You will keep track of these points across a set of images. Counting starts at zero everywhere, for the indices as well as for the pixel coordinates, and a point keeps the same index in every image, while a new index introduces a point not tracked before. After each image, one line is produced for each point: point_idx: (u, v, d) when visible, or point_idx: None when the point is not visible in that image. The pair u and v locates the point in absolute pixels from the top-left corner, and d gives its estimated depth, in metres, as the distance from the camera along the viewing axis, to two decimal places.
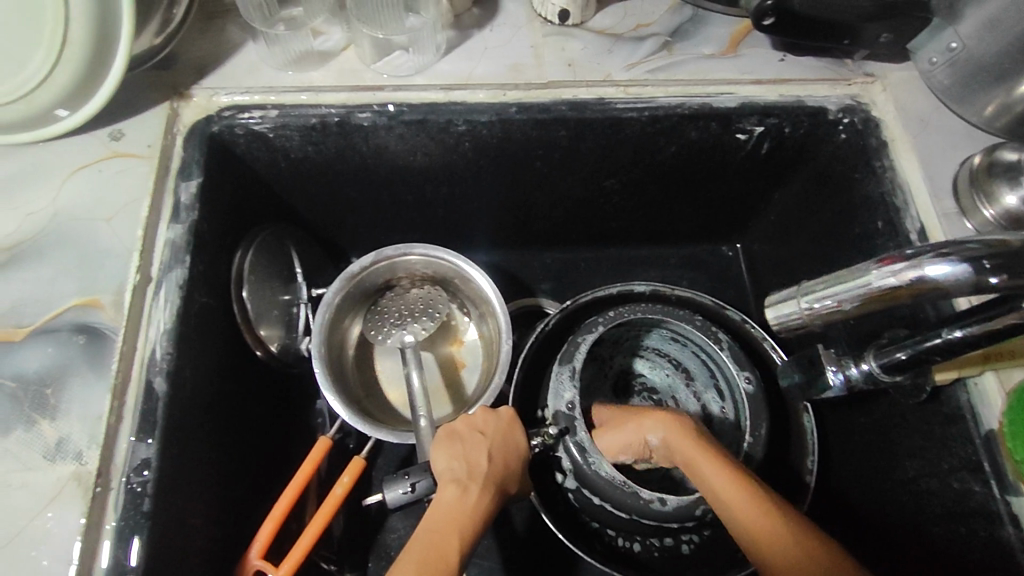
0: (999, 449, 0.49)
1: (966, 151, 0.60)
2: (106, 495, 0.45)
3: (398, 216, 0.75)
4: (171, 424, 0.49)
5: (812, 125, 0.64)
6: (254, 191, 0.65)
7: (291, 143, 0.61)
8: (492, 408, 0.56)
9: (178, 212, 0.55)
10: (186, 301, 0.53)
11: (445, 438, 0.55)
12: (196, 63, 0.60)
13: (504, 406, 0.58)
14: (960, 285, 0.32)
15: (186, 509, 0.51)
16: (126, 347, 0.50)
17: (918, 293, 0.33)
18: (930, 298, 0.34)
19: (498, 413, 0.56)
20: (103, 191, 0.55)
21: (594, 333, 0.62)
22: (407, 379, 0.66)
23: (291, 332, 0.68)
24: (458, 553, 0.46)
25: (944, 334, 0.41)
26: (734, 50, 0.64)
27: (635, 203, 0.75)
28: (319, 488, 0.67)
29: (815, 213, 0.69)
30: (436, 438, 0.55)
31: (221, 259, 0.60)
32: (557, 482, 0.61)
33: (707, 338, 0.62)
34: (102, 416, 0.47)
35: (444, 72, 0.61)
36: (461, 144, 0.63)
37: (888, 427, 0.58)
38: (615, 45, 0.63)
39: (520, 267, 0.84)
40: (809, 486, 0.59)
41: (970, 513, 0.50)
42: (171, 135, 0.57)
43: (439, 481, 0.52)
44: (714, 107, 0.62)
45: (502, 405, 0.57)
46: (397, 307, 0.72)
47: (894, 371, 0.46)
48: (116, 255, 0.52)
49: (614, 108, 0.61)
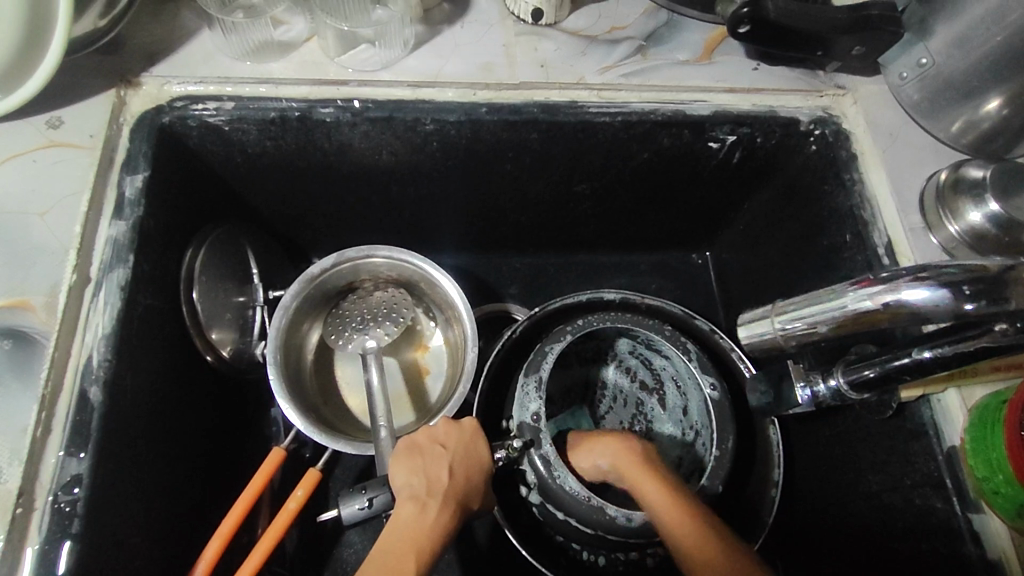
0: (959, 465, 0.49)
1: (933, 167, 0.61)
2: (30, 517, 0.42)
3: (363, 217, 0.72)
4: (108, 438, 0.46)
5: (783, 136, 0.63)
6: (207, 187, 0.61)
7: (247, 136, 0.58)
8: (454, 419, 0.54)
9: (122, 208, 0.51)
10: (128, 304, 0.49)
11: (405, 452, 0.52)
12: (146, 49, 0.57)
13: (467, 417, 0.55)
14: (939, 310, 0.32)
15: (124, 528, 0.47)
16: (58, 354, 0.46)
17: (896, 316, 0.33)
18: (910, 321, 0.33)
19: (460, 424, 0.54)
20: (36, 183, 0.51)
21: (561, 343, 0.60)
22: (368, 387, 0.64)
23: (245, 336, 0.65)
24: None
25: (915, 354, 0.40)
26: (708, 57, 0.63)
27: (606, 209, 0.73)
28: (272, 501, 0.64)
29: (783, 224, 0.69)
30: (396, 450, 0.53)
31: (170, 258, 0.57)
32: (523, 495, 0.59)
33: (679, 349, 0.60)
34: (28, 429, 0.44)
35: (411, 68, 0.59)
36: (428, 145, 0.61)
37: (852, 442, 0.58)
38: (589, 48, 0.62)
39: (488, 271, 0.82)
40: (774, 499, 0.58)
41: (931, 530, 0.50)
42: (116, 125, 0.54)
43: (398, 497, 0.50)
44: (686, 114, 0.61)
45: (466, 416, 0.55)
46: (360, 311, 0.69)
47: (862, 388, 0.45)
48: (50, 253, 0.49)
49: (587, 112, 0.60)
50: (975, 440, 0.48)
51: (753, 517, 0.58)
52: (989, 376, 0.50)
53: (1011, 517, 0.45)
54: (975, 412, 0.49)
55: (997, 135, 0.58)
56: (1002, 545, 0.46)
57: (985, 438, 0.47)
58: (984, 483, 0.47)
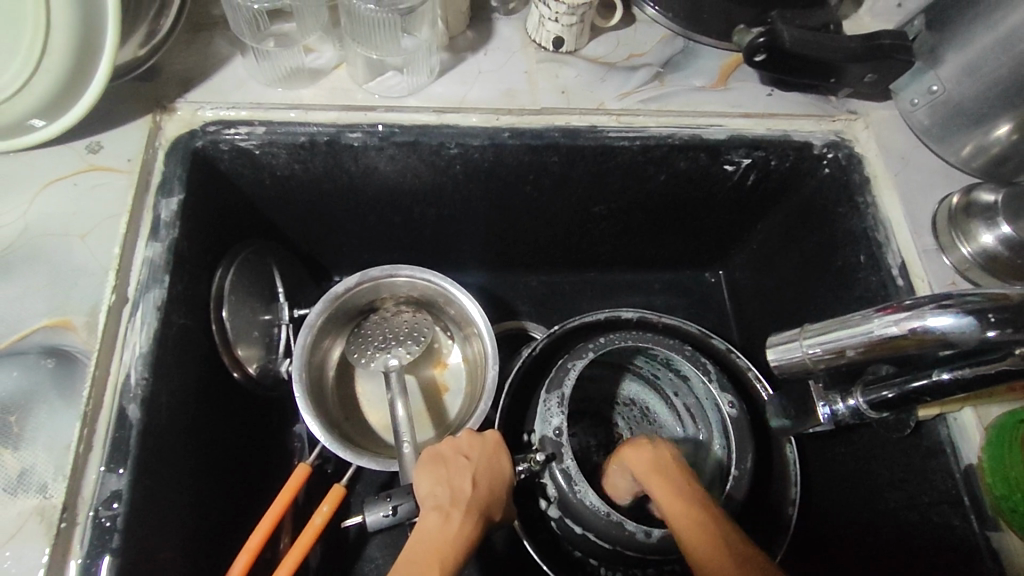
0: (976, 483, 0.50)
1: (944, 190, 0.62)
2: (72, 531, 0.43)
3: (385, 237, 0.73)
4: (145, 453, 0.47)
5: (797, 159, 0.65)
6: (237, 208, 0.63)
7: (277, 160, 0.59)
8: (477, 431, 0.55)
9: (158, 230, 0.53)
10: (164, 323, 0.51)
11: (428, 462, 0.53)
12: (181, 76, 0.59)
13: (490, 430, 0.56)
14: (964, 336, 0.32)
15: (158, 543, 0.48)
16: (98, 373, 0.47)
17: (921, 342, 0.34)
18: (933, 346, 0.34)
19: (483, 437, 0.55)
20: (76, 207, 0.52)
21: (583, 359, 0.61)
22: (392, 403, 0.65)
23: (271, 353, 0.66)
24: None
25: (933, 375, 0.41)
26: (723, 83, 0.65)
27: (622, 229, 0.75)
28: (296, 515, 0.65)
29: (797, 244, 0.70)
30: (420, 459, 0.54)
31: (201, 279, 0.58)
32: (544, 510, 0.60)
33: (701, 370, 0.61)
34: (71, 445, 0.45)
35: (437, 95, 0.61)
36: (452, 168, 0.63)
37: (869, 459, 0.59)
38: (608, 74, 0.64)
39: (505, 289, 0.83)
40: (793, 517, 0.59)
41: (949, 547, 0.51)
42: (152, 149, 0.55)
43: (422, 506, 0.51)
44: (703, 139, 0.63)
45: (489, 429, 0.56)
46: (382, 331, 0.71)
47: (882, 408, 0.46)
48: (90, 274, 0.50)
49: (606, 136, 0.61)
50: (993, 459, 0.49)
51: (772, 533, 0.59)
52: (1003, 397, 0.51)
53: None
54: (992, 431, 0.50)
55: (1006, 160, 0.60)
56: (1019, 562, 0.47)
57: (1002, 457, 0.48)
58: (1002, 501, 0.48)
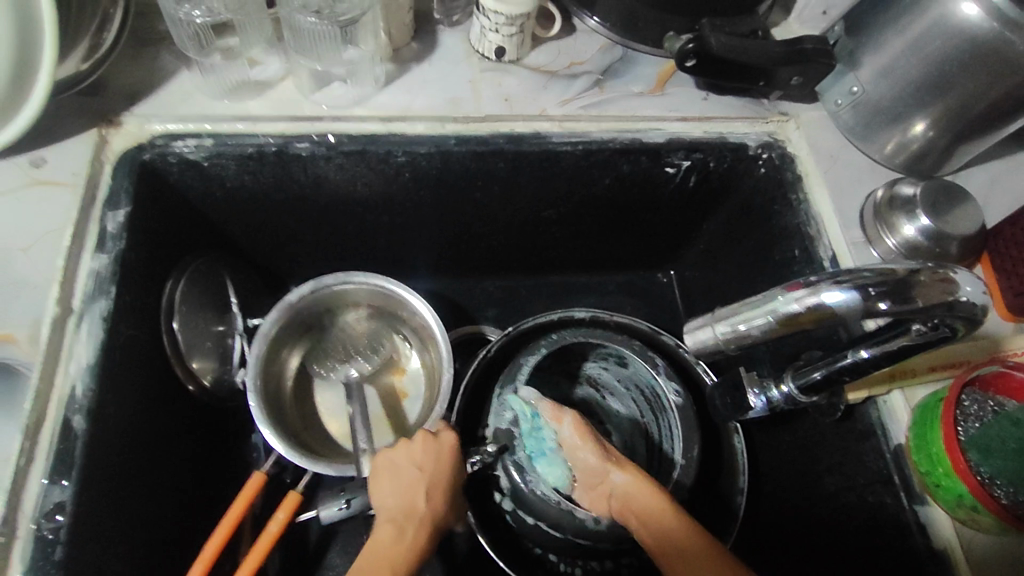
0: (905, 461, 0.53)
1: (871, 185, 0.66)
2: (12, 545, 0.43)
3: (338, 245, 0.74)
4: (91, 466, 0.47)
5: (734, 160, 0.68)
6: (188, 222, 0.64)
7: (225, 171, 0.60)
8: (432, 436, 0.54)
9: (103, 243, 0.53)
10: (110, 335, 0.51)
11: (387, 469, 0.54)
12: (128, 90, 0.59)
13: (446, 431, 0.55)
14: (852, 311, 0.35)
15: (104, 556, 0.48)
16: (41, 385, 0.47)
17: (816, 318, 0.36)
18: (831, 322, 0.36)
19: (440, 441, 0.54)
20: (20, 222, 0.52)
21: (536, 355, 0.63)
22: (353, 417, 0.67)
23: (225, 364, 0.66)
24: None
25: (852, 354, 0.43)
26: (661, 89, 0.68)
27: (572, 233, 0.77)
28: (254, 525, 0.65)
29: (739, 241, 0.73)
30: (376, 465, 0.54)
31: (149, 291, 0.58)
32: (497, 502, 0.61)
33: (649, 367, 0.63)
34: (12, 458, 0.45)
35: (383, 104, 0.62)
36: (401, 175, 0.64)
37: (809, 445, 0.62)
38: (550, 82, 0.66)
39: (462, 294, 0.84)
40: (741, 505, 0.61)
41: (884, 524, 0.54)
42: (98, 163, 0.56)
43: (379, 514, 0.52)
44: (643, 142, 0.65)
45: (445, 430, 0.55)
46: (341, 344, 0.74)
47: (811, 392, 0.48)
48: (33, 287, 0.50)
49: (550, 141, 0.64)
50: (917, 438, 0.51)
51: (724, 509, 0.61)
52: (929, 376, 0.54)
53: (952, 508, 0.49)
54: (916, 411, 0.53)
55: (925, 155, 0.63)
56: (947, 534, 0.50)
57: (926, 435, 0.51)
58: (928, 476, 0.50)
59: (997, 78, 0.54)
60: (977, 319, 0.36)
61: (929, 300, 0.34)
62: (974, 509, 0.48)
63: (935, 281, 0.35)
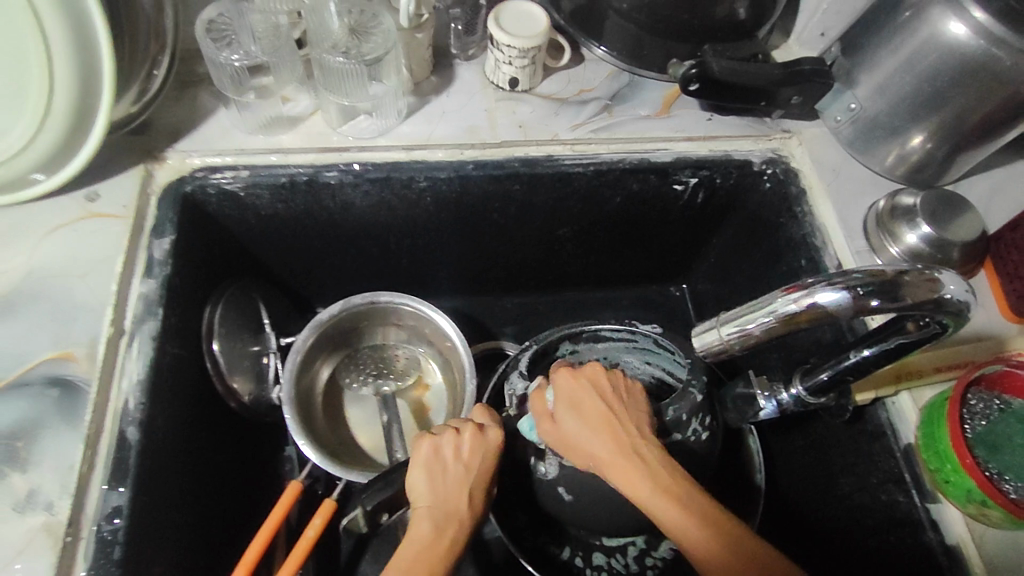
0: (916, 459, 0.54)
1: (873, 197, 0.68)
2: (76, 545, 0.47)
3: (364, 267, 0.78)
4: (144, 473, 0.51)
5: (739, 176, 0.71)
6: (227, 248, 0.68)
7: (260, 200, 0.65)
8: (480, 431, 0.54)
9: (152, 268, 0.57)
10: (159, 352, 0.55)
11: (428, 459, 0.52)
12: (171, 129, 0.64)
13: (494, 428, 0.55)
14: (843, 309, 0.38)
15: (155, 558, 0.51)
16: (98, 399, 0.51)
17: (810, 318, 0.39)
18: (822, 321, 0.39)
19: (486, 438, 0.54)
20: (77, 251, 0.57)
21: (531, 348, 0.66)
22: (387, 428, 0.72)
23: (261, 382, 0.70)
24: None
25: (855, 354, 0.46)
26: (666, 111, 0.72)
27: (586, 250, 0.80)
28: (290, 535, 0.68)
29: (748, 253, 0.76)
30: (419, 452, 0.53)
31: (191, 313, 0.62)
32: (539, 476, 0.58)
33: (625, 328, 0.65)
34: (75, 465, 0.49)
35: (405, 134, 0.67)
36: (423, 200, 0.68)
37: (822, 448, 0.64)
38: (561, 108, 0.70)
39: (481, 312, 0.88)
40: (760, 504, 0.61)
41: (898, 523, 0.55)
42: (145, 195, 0.61)
43: (416, 504, 0.51)
44: (651, 162, 0.69)
45: (492, 428, 0.55)
46: (372, 359, 0.78)
47: (820, 392, 0.51)
48: (90, 309, 0.55)
49: (562, 164, 0.68)
50: (926, 436, 0.53)
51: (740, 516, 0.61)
52: (936, 377, 0.56)
53: (964, 504, 0.51)
54: (924, 411, 0.54)
55: (924, 166, 0.66)
56: (958, 531, 0.52)
57: (933, 433, 0.52)
58: (937, 474, 0.52)
59: (987, 91, 0.57)
60: (960, 315, 0.40)
61: (915, 298, 0.38)
62: (984, 503, 0.49)
63: (920, 281, 0.38)
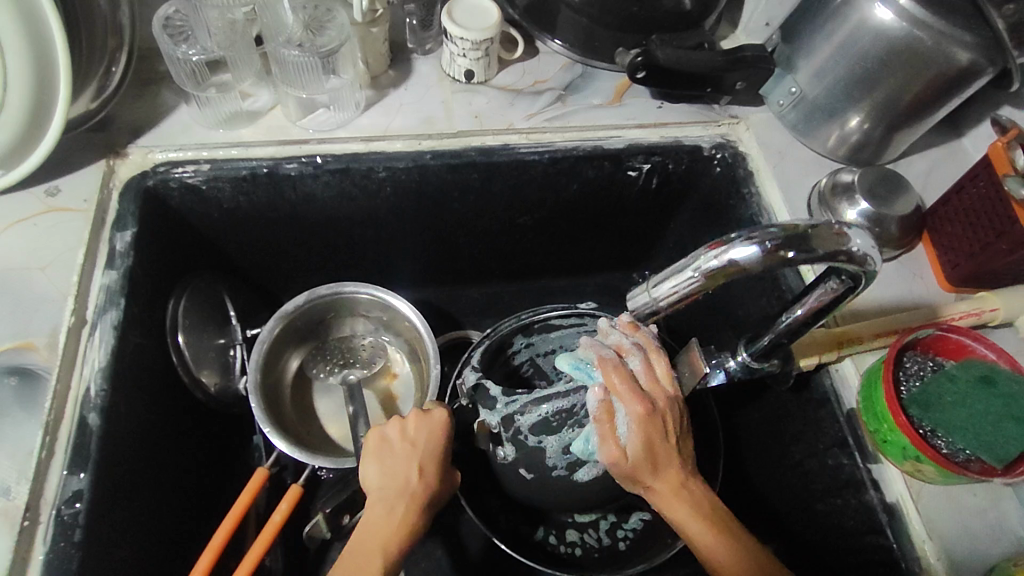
0: (857, 422, 0.57)
1: (816, 177, 0.71)
2: (36, 528, 0.48)
3: (330, 260, 0.79)
4: (105, 458, 0.52)
5: (691, 161, 0.74)
6: (191, 241, 0.69)
7: (223, 193, 0.66)
8: (424, 413, 0.57)
9: (113, 259, 0.58)
10: (120, 341, 0.56)
11: (376, 446, 0.56)
12: (132, 125, 0.65)
13: (438, 407, 0.58)
14: (758, 264, 0.41)
15: (117, 542, 0.52)
16: (59, 387, 0.52)
17: (730, 273, 0.41)
18: (740, 277, 0.42)
19: (430, 417, 0.57)
20: (37, 245, 0.58)
21: (481, 346, 0.67)
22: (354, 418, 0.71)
23: (227, 375, 0.71)
24: (381, 571, 0.49)
25: (788, 315, 0.49)
26: (618, 100, 0.74)
27: (548, 238, 0.82)
28: (258, 523, 0.69)
29: (703, 236, 0.78)
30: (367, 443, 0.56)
31: (155, 305, 0.63)
32: (499, 459, 0.61)
33: (571, 313, 0.68)
34: (34, 451, 0.50)
35: (363, 126, 0.68)
36: (383, 190, 0.70)
37: (777, 420, 0.66)
38: (516, 99, 0.72)
39: (449, 303, 0.90)
40: (719, 467, 0.63)
41: (843, 485, 0.57)
42: (106, 190, 0.62)
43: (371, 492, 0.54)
44: (604, 149, 0.71)
45: (435, 408, 0.58)
46: (340, 349, 0.79)
47: (762, 358, 0.53)
48: (50, 300, 0.56)
49: (518, 152, 0.70)
50: (865, 399, 0.56)
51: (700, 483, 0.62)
52: (874, 344, 0.58)
53: (901, 461, 0.53)
54: (867, 373, 0.56)
55: (864, 147, 0.69)
56: (897, 488, 0.54)
57: (871, 395, 0.55)
58: (876, 434, 0.54)
59: (914, 71, 0.60)
60: (869, 268, 0.44)
61: (825, 249, 0.41)
62: (918, 459, 0.52)
63: (830, 235, 0.42)
